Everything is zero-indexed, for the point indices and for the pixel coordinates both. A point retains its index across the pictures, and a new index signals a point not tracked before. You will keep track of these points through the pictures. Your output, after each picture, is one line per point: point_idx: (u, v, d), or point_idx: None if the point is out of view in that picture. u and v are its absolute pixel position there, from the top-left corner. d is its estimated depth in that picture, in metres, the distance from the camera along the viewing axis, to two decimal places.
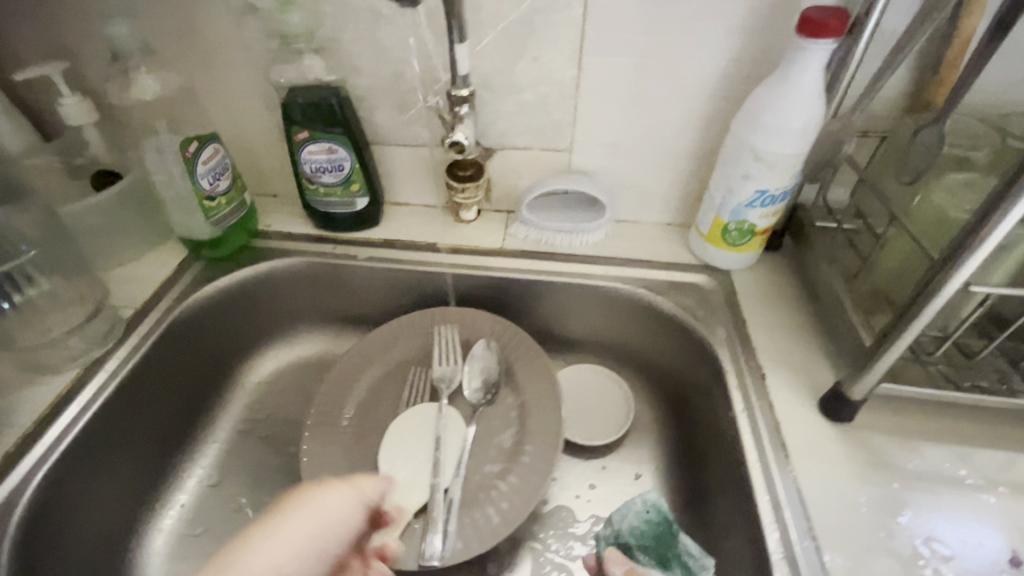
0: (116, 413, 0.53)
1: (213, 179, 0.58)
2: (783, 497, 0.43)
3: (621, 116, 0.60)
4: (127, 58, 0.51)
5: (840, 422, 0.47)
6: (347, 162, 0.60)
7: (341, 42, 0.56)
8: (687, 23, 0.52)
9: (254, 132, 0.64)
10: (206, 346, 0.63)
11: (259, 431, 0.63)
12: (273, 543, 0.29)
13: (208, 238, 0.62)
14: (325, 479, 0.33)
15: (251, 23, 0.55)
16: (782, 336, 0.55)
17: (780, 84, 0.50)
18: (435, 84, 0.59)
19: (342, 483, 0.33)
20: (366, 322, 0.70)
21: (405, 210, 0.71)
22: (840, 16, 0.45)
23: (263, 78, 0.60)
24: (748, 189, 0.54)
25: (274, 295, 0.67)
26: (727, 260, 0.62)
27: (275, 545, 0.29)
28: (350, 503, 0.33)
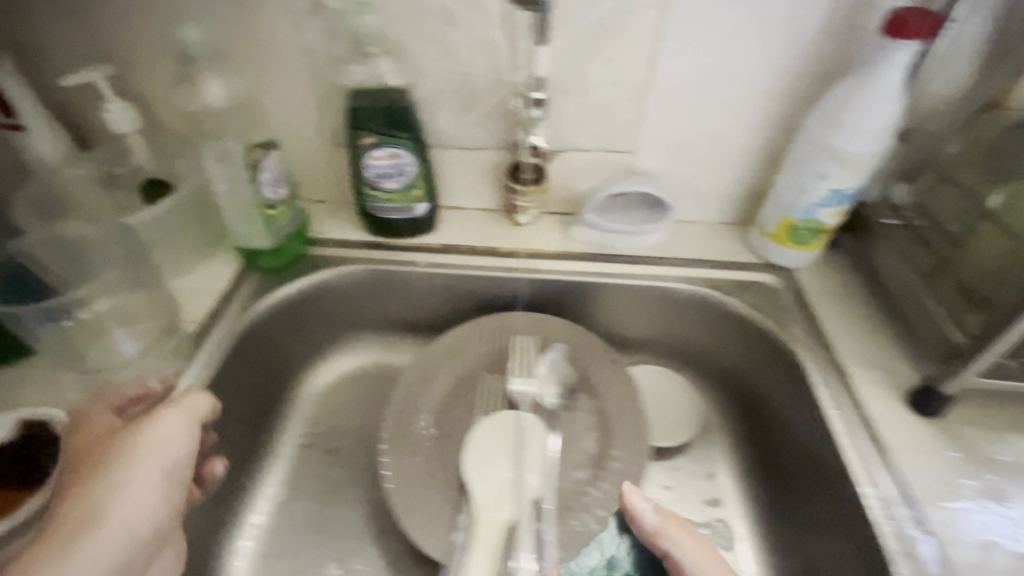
0: (193, 435, 0.51)
1: (275, 187, 0.56)
2: (891, 492, 0.44)
3: (688, 117, 0.59)
4: (194, 63, 0.49)
5: (930, 416, 0.49)
6: (410, 167, 0.58)
7: (409, 45, 0.55)
8: (764, 24, 0.52)
9: (308, 137, 0.62)
10: (266, 360, 0.61)
11: (323, 445, 0.62)
12: (134, 454, 0.41)
13: (266, 248, 0.60)
14: (155, 411, 0.44)
15: (314, 25, 0.53)
16: (856, 333, 0.56)
17: (863, 84, 0.50)
18: (501, 87, 0.58)
19: (169, 408, 0.44)
20: (422, 329, 0.69)
21: (459, 214, 0.70)
22: (932, 16, 0.45)
23: (322, 81, 0.57)
24: (822, 188, 0.55)
25: (331, 305, 0.65)
26: (791, 258, 0.62)
27: (135, 457, 0.41)
28: (181, 419, 0.44)
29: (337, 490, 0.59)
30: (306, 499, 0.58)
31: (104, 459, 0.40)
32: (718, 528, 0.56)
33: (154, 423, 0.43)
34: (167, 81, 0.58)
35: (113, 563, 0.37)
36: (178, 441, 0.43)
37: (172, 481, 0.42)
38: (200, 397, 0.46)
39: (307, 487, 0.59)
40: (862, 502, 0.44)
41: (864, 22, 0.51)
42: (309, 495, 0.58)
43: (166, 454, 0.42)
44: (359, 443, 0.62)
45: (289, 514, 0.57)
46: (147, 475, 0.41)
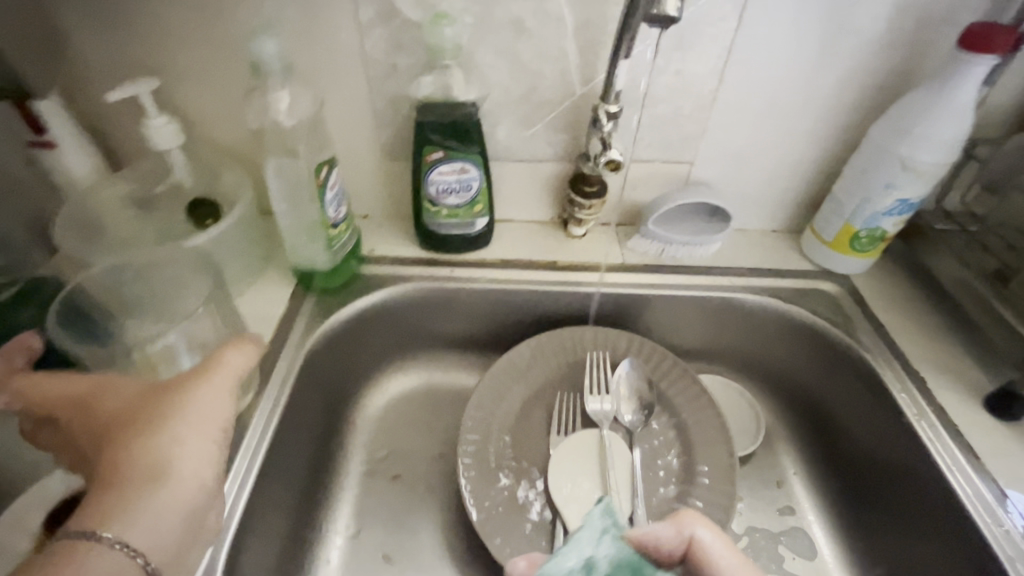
0: (271, 472, 0.48)
1: (337, 207, 0.53)
2: (991, 496, 0.46)
3: (751, 128, 0.59)
4: (263, 77, 0.46)
5: (1011, 421, 0.50)
6: (476, 182, 0.56)
7: (478, 56, 0.53)
8: (836, 36, 0.53)
9: (361, 151, 0.60)
10: (326, 387, 0.58)
11: (387, 472, 0.59)
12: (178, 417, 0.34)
13: (323, 268, 0.57)
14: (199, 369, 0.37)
15: (380, 36, 0.51)
16: (923, 338, 0.57)
17: (937, 97, 0.51)
18: (567, 98, 0.56)
19: (214, 366, 0.37)
20: (478, 347, 0.67)
21: (511, 227, 0.68)
22: (1005, 32, 0.46)
23: (382, 93, 0.55)
24: (890, 197, 0.56)
25: (387, 326, 0.62)
26: (848, 265, 0.63)
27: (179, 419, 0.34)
28: (230, 378, 0.37)
29: (409, 519, 0.56)
30: (377, 529, 0.56)
31: (148, 417, 0.34)
32: (797, 536, 0.56)
33: (197, 380, 0.36)
34: (213, 95, 0.54)
35: (176, 529, 0.32)
36: (226, 403, 0.37)
37: (229, 436, 0.37)
38: (244, 352, 0.39)
39: (376, 517, 0.56)
40: (966, 509, 0.45)
41: (932, 35, 0.52)
42: (379, 527, 0.56)
43: (219, 411, 0.36)
44: (424, 468, 0.60)
45: (362, 546, 0.55)
46: (199, 437, 0.34)
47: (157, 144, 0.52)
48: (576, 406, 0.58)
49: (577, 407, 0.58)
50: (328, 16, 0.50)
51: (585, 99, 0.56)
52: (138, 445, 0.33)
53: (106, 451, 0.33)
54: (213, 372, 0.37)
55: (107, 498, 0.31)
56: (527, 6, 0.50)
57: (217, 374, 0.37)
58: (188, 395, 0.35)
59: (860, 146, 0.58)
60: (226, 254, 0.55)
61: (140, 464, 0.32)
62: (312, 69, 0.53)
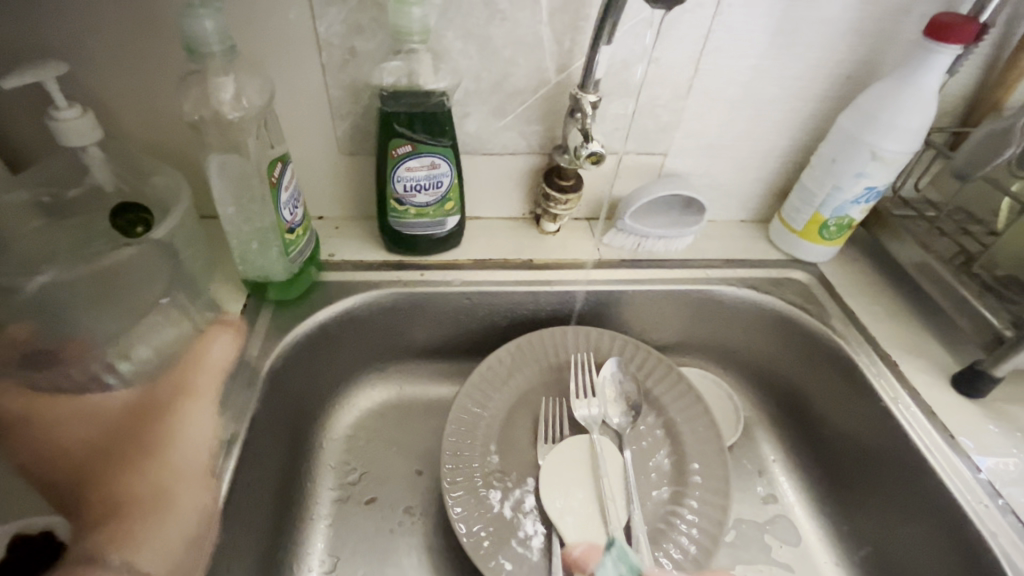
0: (235, 513, 0.42)
1: (293, 208, 0.48)
2: (969, 473, 0.47)
3: (724, 118, 0.59)
4: (202, 61, 0.39)
5: (976, 398, 0.52)
6: (447, 178, 0.52)
7: (447, 39, 0.48)
8: (809, 24, 0.52)
9: (316, 146, 0.54)
10: (288, 409, 0.52)
11: (361, 496, 0.54)
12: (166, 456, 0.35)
13: (279, 279, 0.51)
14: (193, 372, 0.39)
15: (335, 15, 0.45)
16: (891, 322, 0.59)
17: (903, 86, 0.52)
18: (542, 87, 0.53)
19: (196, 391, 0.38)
20: (452, 353, 0.63)
21: (482, 225, 0.64)
22: (970, 24, 0.47)
23: (339, 81, 0.49)
24: (858, 186, 0.56)
25: (352, 337, 0.57)
26: (817, 253, 0.64)
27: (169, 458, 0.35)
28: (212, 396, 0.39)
29: (391, 545, 0.52)
30: (356, 560, 0.51)
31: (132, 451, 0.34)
32: (782, 524, 0.57)
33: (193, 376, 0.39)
34: (136, 82, 0.47)
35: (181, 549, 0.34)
36: (209, 425, 0.38)
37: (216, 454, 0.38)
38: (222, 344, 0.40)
39: (353, 548, 0.52)
40: (948, 488, 0.46)
41: (897, 24, 0.53)
42: (359, 557, 0.51)
43: (206, 432, 0.37)
44: (402, 488, 0.55)
45: None
46: (189, 464, 0.36)
47: (68, 140, 0.44)
48: (562, 412, 0.56)
49: (564, 413, 0.56)
50: None
51: (560, 88, 0.53)
52: (135, 464, 0.34)
53: (95, 474, 0.33)
54: (202, 367, 0.39)
55: (110, 525, 0.32)
56: None
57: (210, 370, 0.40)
58: (178, 408, 0.37)
59: (828, 135, 0.58)
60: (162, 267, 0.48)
61: (139, 487, 0.33)
62: (256, 53, 0.47)
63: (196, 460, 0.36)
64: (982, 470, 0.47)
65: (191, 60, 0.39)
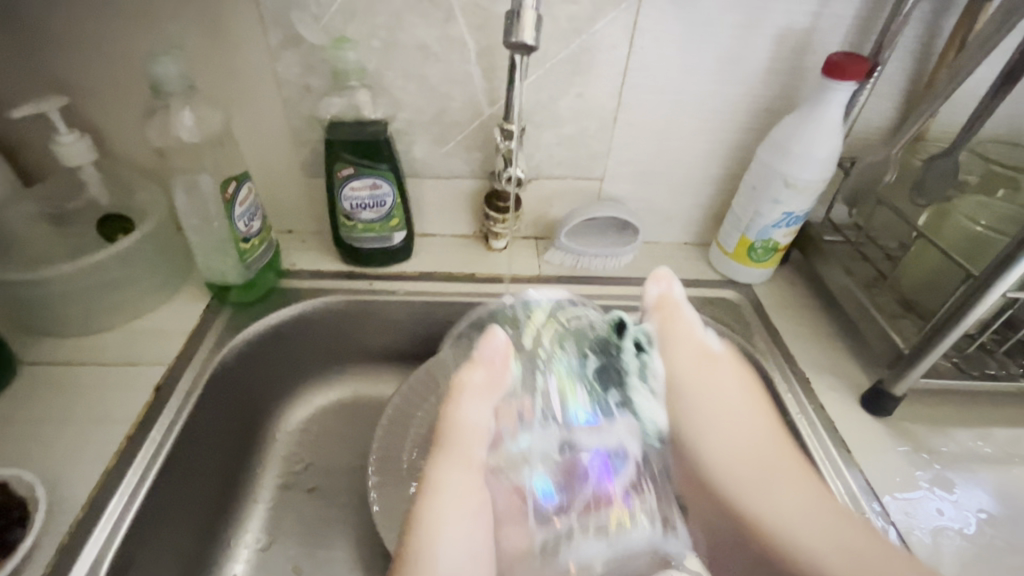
0: (172, 482, 0.48)
1: (248, 221, 0.54)
2: (857, 488, 0.48)
3: (653, 146, 0.63)
4: (169, 96, 0.48)
5: (881, 416, 0.54)
6: (389, 198, 0.58)
7: (388, 78, 0.55)
8: (722, 62, 0.57)
9: (279, 167, 0.61)
10: (239, 399, 0.58)
11: (304, 484, 0.60)
12: (446, 522, 0.36)
13: (238, 283, 0.58)
14: (447, 448, 0.39)
15: (290, 58, 0.53)
16: (812, 342, 0.61)
17: (807, 119, 0.56)
18: (477, 119, 0.59)
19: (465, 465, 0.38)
20: (400, 358, 0.68)
21: (434, 241, 0.70)
22: (859, 62, 0.51)
23: (297, 112, 0.57)
24: (777, 211, 0.60)
25: (306, 339, 0.63)
26: (749, 274, 0.67)
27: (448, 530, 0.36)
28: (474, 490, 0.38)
29: (324, 529, 0.56)
30: (288, 540, 0.56)
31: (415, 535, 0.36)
32: None
33: (426, 489, 0.38)
34: (126, 111, 0.55)
35: None
36: (469, 520, 0.37)
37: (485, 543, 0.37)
38: (478, 371, 0.40)
39: (286, 531, 0.56)
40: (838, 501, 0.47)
41: (805, 62, 0.57)
42: (292, 536, 0.56)
43: (472, 504, 0.37)
44: (342, 478, 0.60)
45: (271, 559, 0.55)
46: (460, 533, 0.36)
47: (69, 161, 0.53)
48: None
49: None
50: (240, 41, 0.52)
51: (494, 118, 0.59)
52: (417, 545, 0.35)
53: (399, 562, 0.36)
54: (455, 432, 0.39)
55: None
56: (431, 33, 0.53)
57: (452, 459, 0.38)
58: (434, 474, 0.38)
59: (751, 164, 0.62)
60: (138, 269, 0.56)
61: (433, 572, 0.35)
62: (226, 88, 0.55)
63: (469, 543, 0.37)
64: (875, 491, 0.48)
65: (158, 97, 0.48)
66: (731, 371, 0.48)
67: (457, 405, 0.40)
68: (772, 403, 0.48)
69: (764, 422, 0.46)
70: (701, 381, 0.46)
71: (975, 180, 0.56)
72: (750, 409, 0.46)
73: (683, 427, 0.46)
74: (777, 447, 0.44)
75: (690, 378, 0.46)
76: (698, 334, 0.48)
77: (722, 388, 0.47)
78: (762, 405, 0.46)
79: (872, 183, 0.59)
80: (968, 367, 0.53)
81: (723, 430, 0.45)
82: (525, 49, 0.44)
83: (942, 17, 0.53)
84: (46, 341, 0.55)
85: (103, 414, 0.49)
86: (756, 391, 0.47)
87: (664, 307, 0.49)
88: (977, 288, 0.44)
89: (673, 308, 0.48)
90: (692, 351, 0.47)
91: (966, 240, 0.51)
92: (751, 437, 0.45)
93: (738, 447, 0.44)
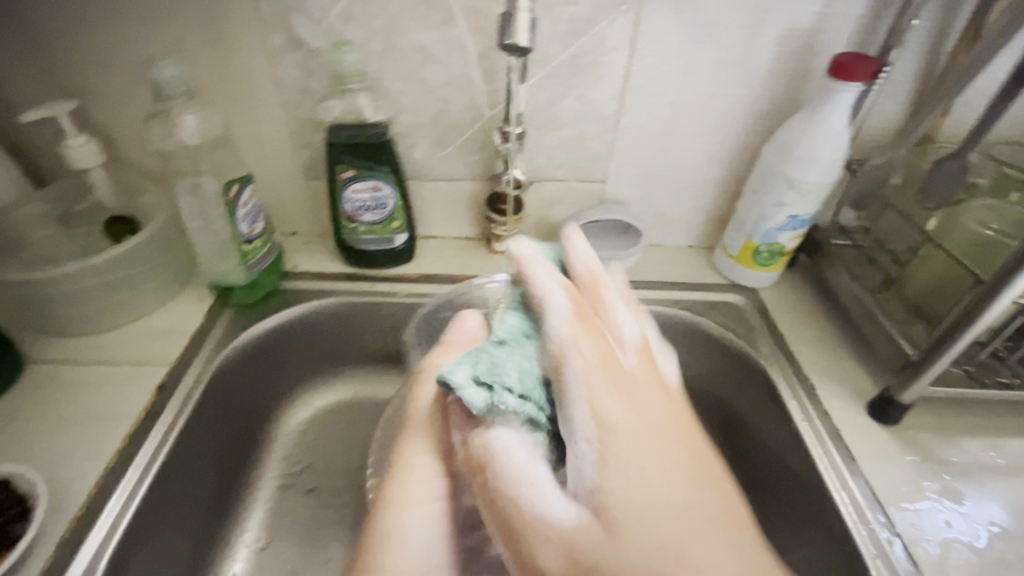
0: (171, 481, 0.48)
1: (250, 223, 0.55)
2: (861, 498, 0.47)
3: (656, 149, 0.63)
4: (172, 100, 0.49)
5: (889, 424, 0.52)
6: (390, 200, 0.58)
7: (387, 80, 0.56)
8: (724, 63, 0.56)
9: (282, 169, 0.62)
10: (240, 399, 0.58)
11: (304, 485, 0.60)
12: (412, 499, 0.36)
13: (240, 284, 0.59)
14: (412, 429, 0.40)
15: (291, 61, 0.54)
16: (818, 348, 0.60)
17: (812, 121, 0.55)
18: (477, 121, 0.59)
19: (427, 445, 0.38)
20: (401, 360, 0.68)
21: (436, 243, 0.70)
22: (868, 63, 0.50)
23: (299, 115, 0.58)
24: (781, 214, 0.59)
25: (307, 340, 0.63)
26: (754, 278, 0.66)
27: (412, 507, 0.36)
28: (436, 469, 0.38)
29: (323, 530, 0.57)
30: (286, 541, 0.56)
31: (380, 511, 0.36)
32: None
33: (396, 478, 0.38)
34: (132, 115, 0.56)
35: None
36: (429, 496, 0.37)
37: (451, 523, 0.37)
38: (439, 356, 0.42)
39: (285, 531, 0.57)
40: (839, 509, 0.47)
41: (810, 63, 0.56)
42: (290, 536, 0.56)
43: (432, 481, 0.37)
44: (341, 479, 0.60)
45: (268, 560, 0.55)
46: (420, 509, 0.36)
47: (76, 164, 0.54)
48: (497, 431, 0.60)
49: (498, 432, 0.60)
50: (242, 45, 0.53)
51: (495, 120, 0.59)
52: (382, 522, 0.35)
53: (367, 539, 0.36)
54: (417, 415, 0.40)
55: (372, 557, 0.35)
56: (430, 35, 0.53)
57: (415, 438, 0.39)
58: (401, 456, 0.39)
59: (756, 166, 0.61)
60: (143, 270, 0.56)
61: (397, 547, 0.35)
62: (230, 92, 0.56)
63: (431, 523, 0.36)
64: (880, 501, 0.47)
65: (160, 101, 0.49)
66: (630, 447, 0.31)
67: (421, 389, 0.41)
68: (676, 418, 0.35)
69: (677, 481, 0.31)
70: (612, 520, 0.29)
71: (986, 183, 0.54)
72: (656, 483, 0.30)
73: (621, 508, 0.29)
74: (696, 536, 0.29)
75: (569, 574, 0.29)
76: (568, 461, 0.31)
77: (627, 518, 0.29)
78: (657, 467, 0.31)
79: (875, 187, 0.59)
80: (979, 375, 0.51)
81: (639, 574, 0.27)
82: (520, 51, 0.44)
83: (949, 16, 0.52)
84: (53, 340, 0.56)
85: (105, 413, 0.50)
86: (659, 448, 0.32)
87: (475, 466, 0.32)
88: (986, 294, 0.43)
89: (501, 456, 0.31)
90: (546, 491, 0.30)
91: (972, 244, 0.51)
92: (692, 549, 0.28)
93: (667, 563, 0.28)
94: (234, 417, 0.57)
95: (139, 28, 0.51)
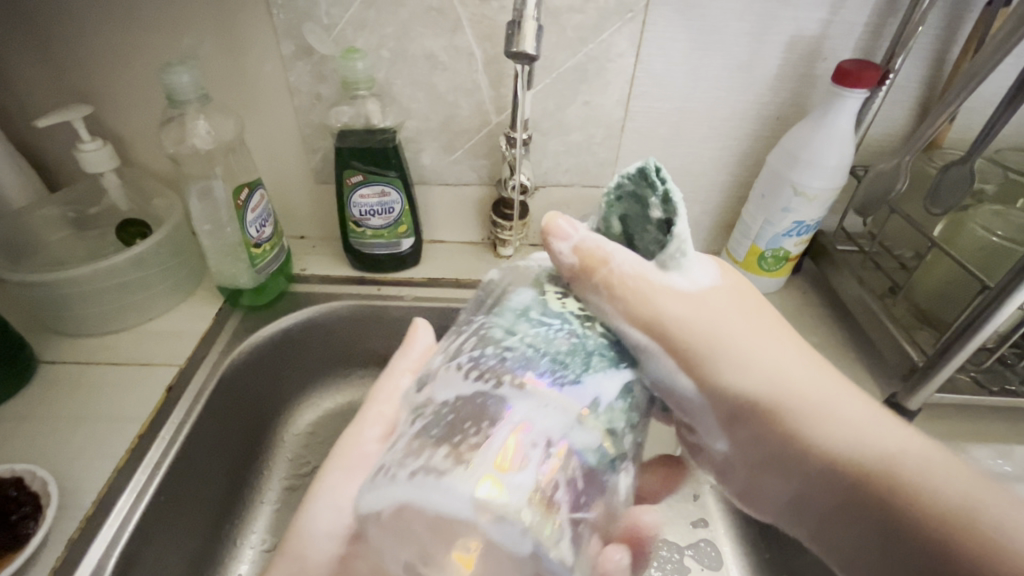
0: (179, 482, 0.48)
1: (260, 227, 0.56)
2: None
3: (661, 154, 0.63)
4: (185, 106, 0.49)
5: None
6: (398, 205, 0.59)
7: (396, 86, 0.56)
8: (730, 69, 0.57)
9: (292, 173, 0.63)
10: (249, 401, 0.59)
11: (310, 487, 0.60)
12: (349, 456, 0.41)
13: (249, 287, 0.59)
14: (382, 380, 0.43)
15: (302, 68, 0.54)
16: (823, 355, 0.60)
17: (817, 126, 0.55)
18: (484, 127, 0.60)
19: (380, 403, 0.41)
20: None
21: (443, 247, 0.70)
22: (871, 69, 0.50)
23: (309, 121, 0.58)
24: (786, 220, 0.59)
25: (316, 343, 0.64)
26: (760, 284, 0.66)
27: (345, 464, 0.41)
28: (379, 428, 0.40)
29: None
30: None
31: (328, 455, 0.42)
32: (706, 550, 0.57)
33: (336, 453, 0.42)
34: (145, 119, 0.58)
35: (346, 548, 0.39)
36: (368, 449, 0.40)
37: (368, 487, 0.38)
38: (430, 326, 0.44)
39: None
40: None
41: (816, 69, 0.57)
42: None
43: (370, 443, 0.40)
44: None
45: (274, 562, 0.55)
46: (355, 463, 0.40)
47: (91, 168, 0.55)
48: None
49: None
50: (254, 52, 0.54)
51: (501, 126, 0.59)
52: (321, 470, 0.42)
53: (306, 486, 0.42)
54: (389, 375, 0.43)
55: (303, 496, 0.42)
56: (438, 42, 0.54)
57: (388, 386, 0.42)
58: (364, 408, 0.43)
59: (761, 172, 0.61)
60: (153, 273, 0.57)
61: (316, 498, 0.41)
62: (241, 97, 0.57)
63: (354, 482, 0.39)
64: None
65: (174, 107, 0.50)
66: (727, 295, 0.36)
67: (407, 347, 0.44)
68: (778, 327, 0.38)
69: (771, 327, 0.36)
70: (751, 357, 0.34)
71: (992, 189, 0.54)
72: (755, 322, 0.35)
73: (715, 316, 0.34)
74: (796, 358, 0.35)
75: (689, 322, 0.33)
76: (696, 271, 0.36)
77: (747, 347, 0.34)
78: (749, 305, 0.36)
79: (883, 193, 0.58)
80: (986, 382, 0.51)
81: (734, 363, 0.33)
82: (527, 59, 0.44)
83: (955, 23, 0.52)
84: (66, 341, 0.57)
85: (115, 414, 0.50)
86: (744, 293, 0.37)
87: (594, 265, 0.33)
88: (991, 301, 0.42)
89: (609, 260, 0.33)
90: (674, 291, 0.34)
91: (979, 250, 0.51)
92: (800, 366, 0.34)
93: (787, 379, 0.33)
94: (243, 418, 0.58)
95: (153, 35, 0.53)
